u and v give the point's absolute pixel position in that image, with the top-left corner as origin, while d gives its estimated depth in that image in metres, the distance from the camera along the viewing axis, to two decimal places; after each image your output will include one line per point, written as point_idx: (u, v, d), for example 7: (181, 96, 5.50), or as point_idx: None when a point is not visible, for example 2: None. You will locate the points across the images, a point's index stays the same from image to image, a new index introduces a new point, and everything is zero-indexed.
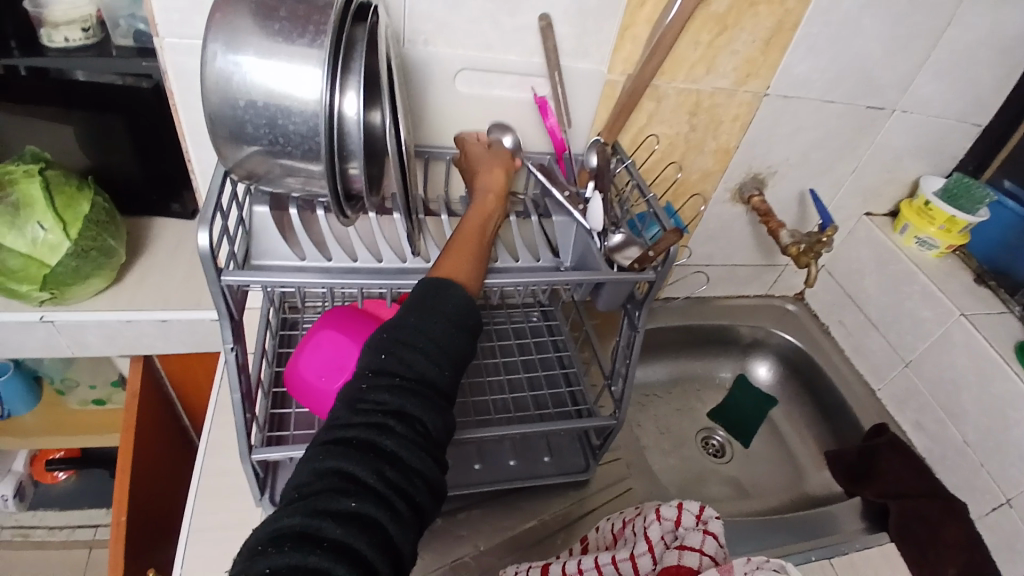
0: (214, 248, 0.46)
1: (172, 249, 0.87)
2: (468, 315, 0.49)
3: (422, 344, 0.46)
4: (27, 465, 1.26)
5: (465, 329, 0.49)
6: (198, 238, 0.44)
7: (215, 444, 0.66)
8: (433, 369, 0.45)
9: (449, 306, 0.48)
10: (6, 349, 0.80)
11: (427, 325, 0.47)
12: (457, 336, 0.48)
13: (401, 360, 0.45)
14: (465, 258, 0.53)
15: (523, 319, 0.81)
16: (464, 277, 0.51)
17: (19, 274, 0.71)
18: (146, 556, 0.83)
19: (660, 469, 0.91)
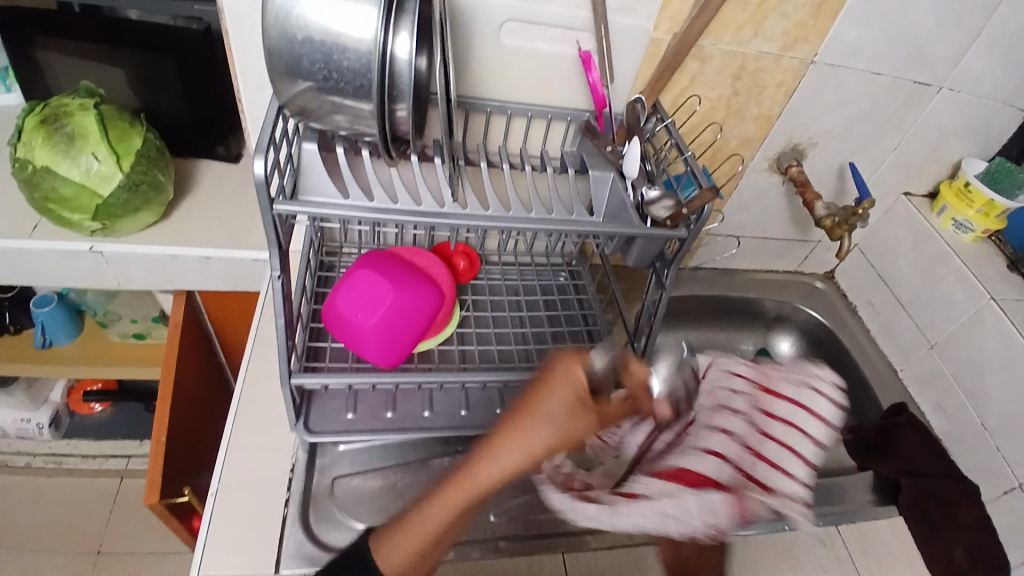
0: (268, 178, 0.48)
1: (215, 189, 0.89)
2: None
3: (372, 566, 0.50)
4: (64, 396, 1.33)
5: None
6: (254, 166, 0.47)
7: (254, 373, 0.72)
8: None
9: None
10: (59, 276, 0.84)
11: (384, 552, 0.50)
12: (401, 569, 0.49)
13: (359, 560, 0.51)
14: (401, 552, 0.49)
15: (550, 278, 0.84)
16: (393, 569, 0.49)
17: (72, 202, 0.73)
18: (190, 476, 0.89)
19: None
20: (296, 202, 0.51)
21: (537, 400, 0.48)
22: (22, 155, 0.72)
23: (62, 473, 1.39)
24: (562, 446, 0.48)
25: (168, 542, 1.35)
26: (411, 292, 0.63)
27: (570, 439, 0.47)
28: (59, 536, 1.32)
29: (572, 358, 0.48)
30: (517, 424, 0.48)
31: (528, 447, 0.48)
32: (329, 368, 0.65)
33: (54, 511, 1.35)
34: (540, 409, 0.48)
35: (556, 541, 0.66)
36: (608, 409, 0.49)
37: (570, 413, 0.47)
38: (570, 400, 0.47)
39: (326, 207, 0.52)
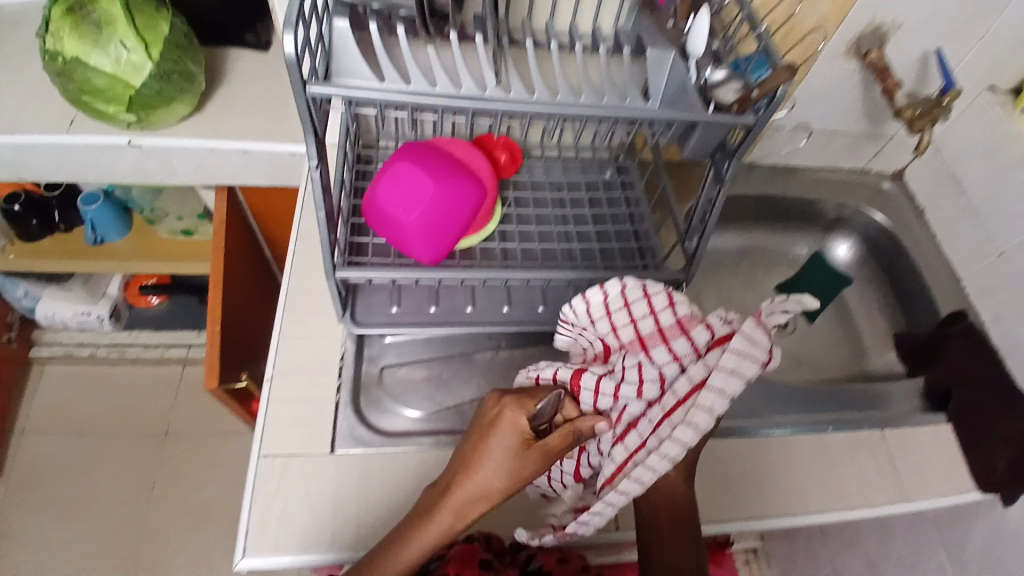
0: (299, 56, 0.45)
1: (250, 80, 0.86)
2: None
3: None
4: (122, 290, 1.39)
5: None
6: (284, 44, 0.43)
7: (300, 267, 0.73)
8: None
9: None
10: (105, 170, 0.85)
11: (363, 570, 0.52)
12: None
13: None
14: None
15: (596, 174, 0.80)
16: None
17: (106, 93, 0.71)
18: (243, 363, 0.93)
19: None
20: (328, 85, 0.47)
21: (476, 448, 0.52)
22: (51, 46, 0.69)
23: (128, 361, 1.49)
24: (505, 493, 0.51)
25: (231, 424, 1.46)
26: (453, 185, 0.62)
27: (515, 480, 0.50)
28: (134, 416, 1.45)
29: (510, 405, 0.51)
30: (459, 467, 0.52)
31: (475, 490, 0.51)
32: (373, 262, 0.65)
33: (125, 394, 1.47)
34: (484, 458, 0.51)
35: None
36: (555, 442, 0.51)
37: (514, 458, 0.50)
38: (512, 445, 0.50)
39: (363, 88, 0.49)
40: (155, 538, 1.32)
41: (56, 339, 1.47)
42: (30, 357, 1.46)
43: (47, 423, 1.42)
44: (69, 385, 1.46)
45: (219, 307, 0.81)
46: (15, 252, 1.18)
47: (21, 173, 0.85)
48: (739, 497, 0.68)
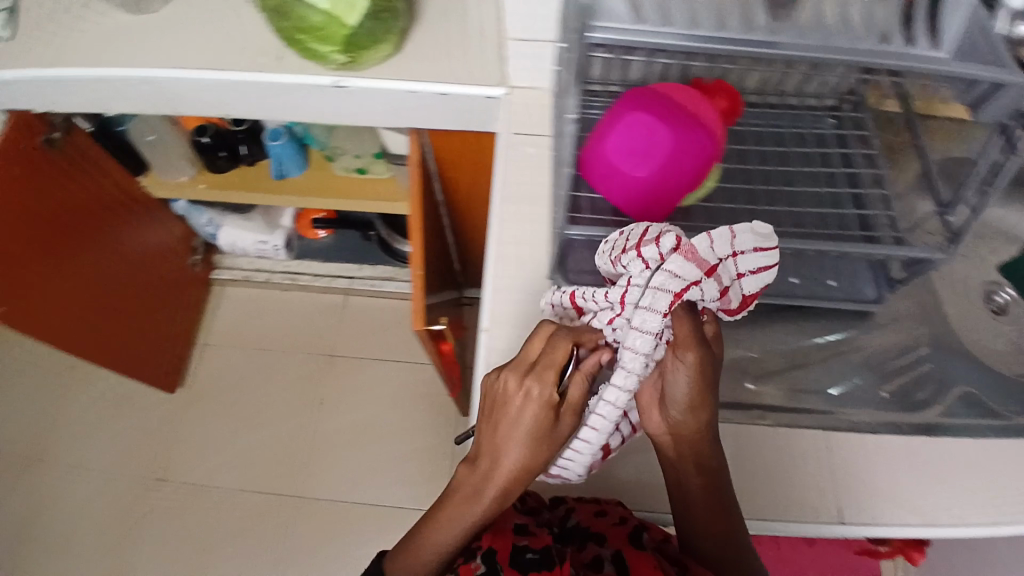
0: None
1: (443, 13, 0.82)
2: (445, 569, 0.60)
3: (414, 548, 0.60)
4: (294, 223, 1.49)
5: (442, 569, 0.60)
6: None
7: (502, 219, 0.72)
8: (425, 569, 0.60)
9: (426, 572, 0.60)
10: (306, 112, 0.88)
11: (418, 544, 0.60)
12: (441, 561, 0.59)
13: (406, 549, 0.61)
14: (430, 555, 0.59)
15: (820, 126, 0.73)
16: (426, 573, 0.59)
17: (322, 32, 0.71)
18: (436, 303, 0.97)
19: (949, 315, 0.78)
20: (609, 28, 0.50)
21: (501, 430, 0.55)
22: None
23: (298, 287, 1.62)
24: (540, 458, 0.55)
25: (385, 352, 1.56)
26: (696, 134, 0.56)
27: (548, 444, 0.55)
28: (301, 338, 1.58)
29: (520, 383, 0.54)
30: (491, 449, 0.56)
31: (511, 465, 0.55)
32: (591, 218, 0.65)
33: (293, 317, 1.60)
34: (514, 437, 0.54)
35: (803, 416, 0.66)
36: (574, 397, 0.54)
37: (541, 430, 0.54)
38: (542, 423, 0.53)
39: (641, 31, 0.50)
40: (321, 451, 1.47)
41: (236, 264, 1.61)
42: (213, 276, 1.62)
43: (227, 339, 1.59)
44: (244, 307, 1.62)
45: (421, 253, 0.83)
46: (205, 182, 1.27)
47: (227, 112, 0.90)
48: (954, 498, 0.62)
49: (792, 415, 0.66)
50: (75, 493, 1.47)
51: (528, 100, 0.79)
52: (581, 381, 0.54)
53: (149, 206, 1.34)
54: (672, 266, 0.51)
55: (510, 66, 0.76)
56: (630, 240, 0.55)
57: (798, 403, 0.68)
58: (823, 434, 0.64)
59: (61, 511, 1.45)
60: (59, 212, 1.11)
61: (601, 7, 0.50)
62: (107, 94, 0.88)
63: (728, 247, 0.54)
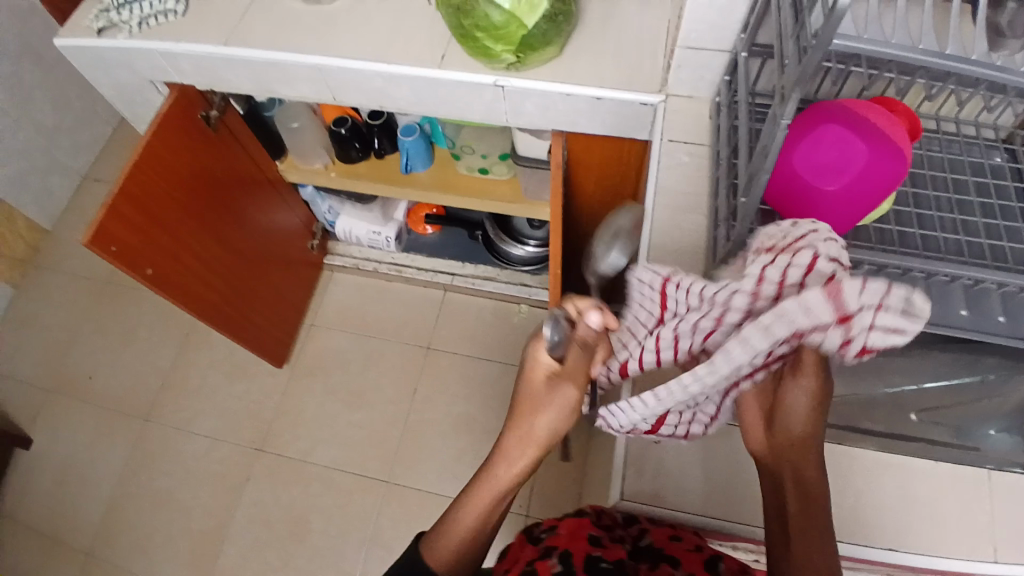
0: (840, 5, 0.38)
1: (602, 22, 0.86)
2: (476, 545, 0.58)
3: (453, 521, 0.58)
4: (405, 216, 1.58)
5: (475, 545, 0.58)
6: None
7: (655, 224, 0.72)
8: (464, 544, 0.57)
9: (456, 546, 0.57)
10: (459, 110, 0.92)
11: (454, 517, 0.58)
12: (476, 535, 0.57)
13: (446, 522, 0.58)
14: (460, 531, 0.57)
15: (982, 156, 0.69)
16: (455, 548, 0.57)
17: (499, 33, 0.74)
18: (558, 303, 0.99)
19: None
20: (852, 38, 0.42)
21: (524, 394, 0.58)
22: None
23: (402, 280, 1.67)
24: (557, 416, 0.57)
25: (478, 351, 1.59)
26: (893, 155, 0.54)
27: (562, 403, 0.57)
28: (401, 328, 1.64)
29: (537, 345, 0.59)
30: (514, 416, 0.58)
31: (532, 425, 0.57)
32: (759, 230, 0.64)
33: (395, 307, 1.66)
34: (533, 396, 0.58)
35: (967, 453, 0.62)
36: (576, 357, 0.58)
37: (555, 387, 0.57)
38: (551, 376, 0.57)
39: (884, 45, 0.43)
40: (412, 439, 1.51)
41: (348, 252, 1.70)
42: (326, 260, 1.71)
43: (333, 321, 1.67)
44: (352, 292, 1.70)
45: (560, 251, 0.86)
46: (335, 171, 1.34)
47: (383, 102, 0.95)
48: None
49: (951, 446, 0.62)
50: (180, 452, 1.56)
51: (689, 109, 0.79)
52: (578, 349, 0.58)
53: (280, 189, 1.42)
54: (807, 299, 0.45)
55: (672, 74, 0.77)
56: (781, 239, 0.49)
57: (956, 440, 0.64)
58: (986, 470, 0.60)
59: (167, 468, 1.55)
60: (205, 180, 1.17)
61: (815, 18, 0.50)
62: (275, 76, 0.96)
63: (873, 301, 0.44)
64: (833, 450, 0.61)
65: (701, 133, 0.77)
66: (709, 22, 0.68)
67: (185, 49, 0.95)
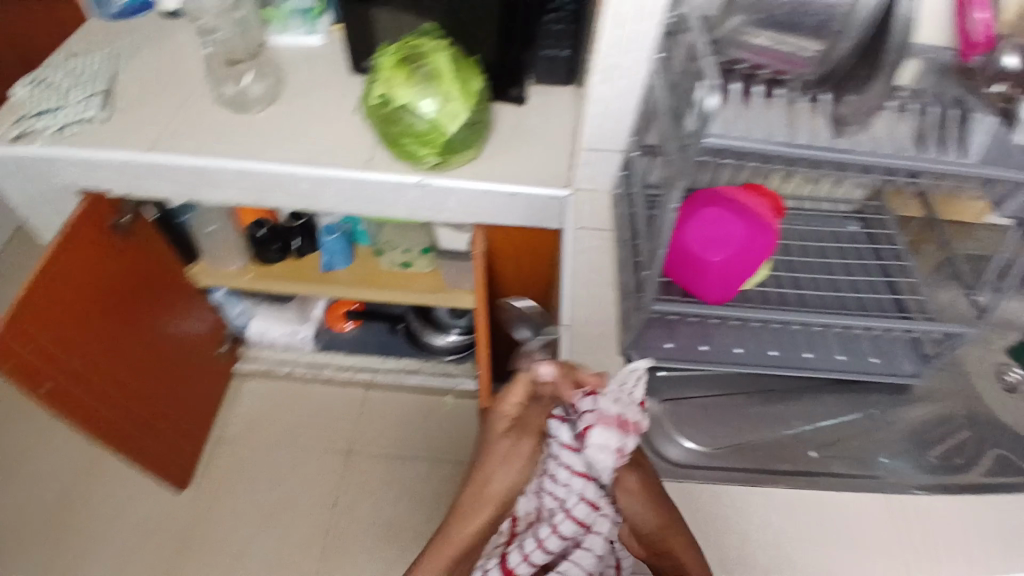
0: (707, 110, 0.51)
1: (511, 130, 0.97)
2: None
3: None
4: (322, 314, 1.58)
5: None
6: (706, 99, 0.49)
7: (576, 300, 0.80)
8: None
9: None
10: (382, 206, 0.97)
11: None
12: None
13: None
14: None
15: (842, 226, 0.84)
16: None
17: (424, 137, 0.82)
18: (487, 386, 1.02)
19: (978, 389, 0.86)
20: (723, 136, 0.54)
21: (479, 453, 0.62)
22: (382, 92, 0.80)
23: (320, 381, 1.63)
24: (523, 461, 0.60)
25: (404, 448, 1.54)
26: (762, 229, 0.65)
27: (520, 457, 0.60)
28: (322, 432, 1.57)
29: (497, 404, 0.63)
30: (478, 478, 0.60)
31: (486, 485, 0.60)
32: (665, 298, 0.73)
33: (312, 412, 1.60)
34: (490, 456, 0.61)
35: (865, 481, 0.70)
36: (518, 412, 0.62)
37: (507, 442, 0.61)
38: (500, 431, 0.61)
39: (746, 140, 0.54)
40: (339, 550, 1.40)
41: (262, 355, 1.63)
42: (236, 367, 1.63)
43: (244, 432, 1.57)
44: (267, 399, 1.62)
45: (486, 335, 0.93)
46: (251, 273, 1.32)
47: (311, 202, 0.99)
48: None
49: (849, 476, 0.70)
50: None
51: (594, 201, 0.90)
52: (520, 388, 0.62)
53: (191, 296, 1.38)
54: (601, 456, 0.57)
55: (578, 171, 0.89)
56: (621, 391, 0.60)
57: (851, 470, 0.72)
58: (881, 492, 0.68)
59: None
60: (120, 296, 1.14)
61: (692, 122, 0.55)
62: (199, 181, 0.97)
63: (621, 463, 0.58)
64: (756, 489, 0.67)
65: (606, 220, 0.88)
66: (606, 127, 0.80)
67: (102, 155, 0.94)
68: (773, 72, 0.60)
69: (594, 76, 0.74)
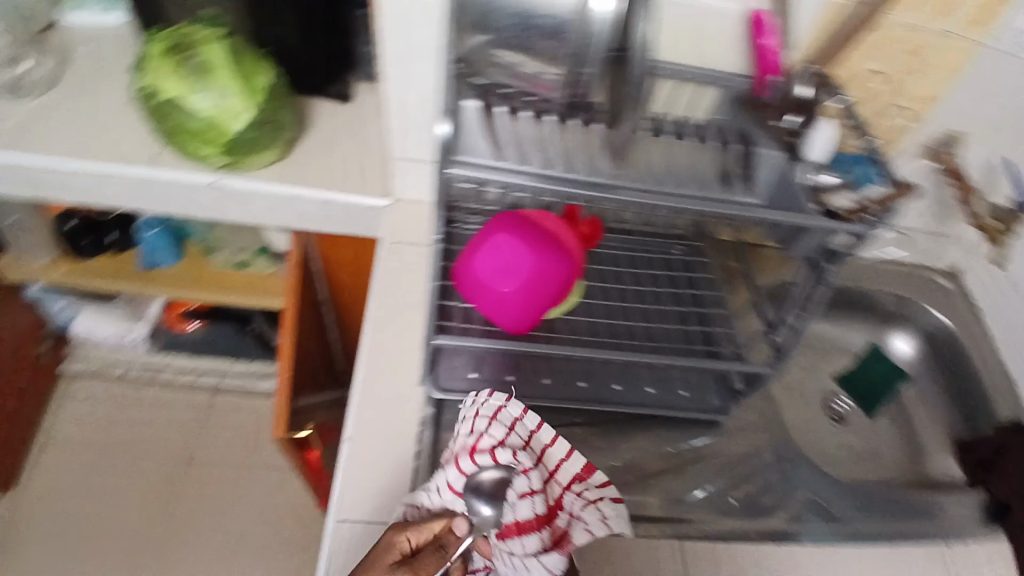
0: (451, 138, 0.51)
1: (333, 129, 0.88)
2: None
3: None
4: (162, 312, 1.36)
5: None
6: (440, 129, 0.48)
7: (378, 326, 0.72)
8: None
9: None
10: (181, 210, 0.85)
11: None
12: None
13: None
14: None
15: (667, 251, 0.82)
16: None
17: (203, 135, 0.72)
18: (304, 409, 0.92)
19: (788, 420, 0.86)
20: (480, 168, 0.50)
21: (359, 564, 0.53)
22: (149, 85, 0.69)
23: (161, 385, 1.48)
24: None
25: (253, 459, 1.43)
26: (552, 260, 0.61)
27: None
28: (159, 441, 1.42)
29: (395, 529, 0.54)
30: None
31: None
32: (459, 328, 0.68)
33: (151, 420, 1.44)
34: None
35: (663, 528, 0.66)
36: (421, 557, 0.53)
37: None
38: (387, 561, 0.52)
39: (502, 173, 0.50)
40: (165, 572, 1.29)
41: (94, 355, 1.45)
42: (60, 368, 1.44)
43: (77, 438, 1.41)
44: (98, 403, 1.45)
45: (291, 354, 0.84)
46: (64, 268, 1.17)
47: (93, 200, 0.84)
48: None
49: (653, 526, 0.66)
50: None
51: (417, 213, 0.83)
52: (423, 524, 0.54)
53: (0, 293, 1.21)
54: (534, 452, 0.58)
55: (395, 180, 0.80)
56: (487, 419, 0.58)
57: (666, 512, 0.70)
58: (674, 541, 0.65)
59: None
60: None
61: (454, 145, 0.51)
62: None
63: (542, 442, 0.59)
64: None
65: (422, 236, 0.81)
66: (413, 138, 0.73)
67: None
68: (533, 94, 0.55)
69: (385, 80, 0.67)
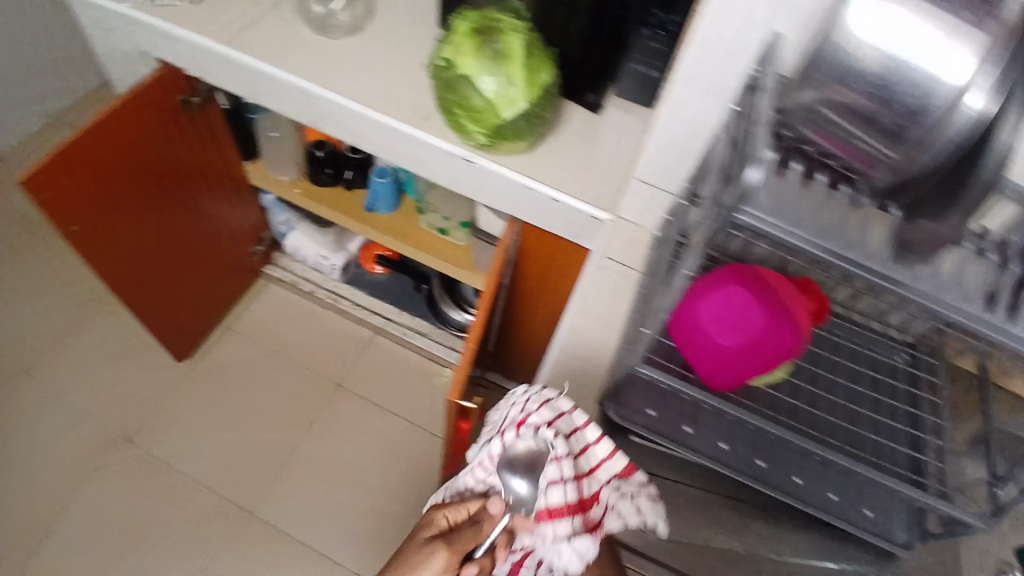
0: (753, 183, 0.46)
1: (578, 135, 0.91)
2: None
3: None
4: (360, 250, 1.57)
5: None
6: (751, 170, 0.44)
7: None
8: None
9: None
10: (425, 170, 0.94)
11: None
12: None
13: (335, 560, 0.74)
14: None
15: (889, 354, 0.74)
16: None
17: (475, 114, 0.77)
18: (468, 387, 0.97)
19: None
20: (762, 218, 0.48)
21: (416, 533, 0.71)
22: (449, 57, 0.76)
23: (333, 312, 1.62)
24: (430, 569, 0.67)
25: (387, 402, 1.52)
26: (785, 331, 0.57)
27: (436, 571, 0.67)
28: (318, 357, 1.55)
29: (436, 508, 0.71)
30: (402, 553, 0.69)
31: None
32: (659, 362, 0.67)
33: (315, 339, 1.58)
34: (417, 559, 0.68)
35: None
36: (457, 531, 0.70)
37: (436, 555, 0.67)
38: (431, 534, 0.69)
39: (785, 231, 0.49)
40: (285, 475, 1.40)
41: (289, 267, 1.63)
42: (265, 269, 1.62)
43: (250, 331, 1.56)
44: (276, 307, 1.60)
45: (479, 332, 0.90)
46: (301, 188, 1.34)
47: (357, 140, 0.96)
48: None
49: None
50: (38, 421, 1.39)
51: (634, 237, 0.82)
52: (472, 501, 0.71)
53: (244, 190, 1.38)
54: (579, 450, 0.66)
55: (626, 201, 0.80)
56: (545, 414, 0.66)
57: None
58: None
59: (18, 431, 1.38)
60: (123, 187, 1.07)
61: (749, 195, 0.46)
62: (261, 87, 0.97)
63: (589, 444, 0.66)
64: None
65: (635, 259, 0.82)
66: (663, 163, 0.73)
67: (184, 35, 0.96)
68: (841, 164, 0.51)
69: (661, 106, 0.68)
